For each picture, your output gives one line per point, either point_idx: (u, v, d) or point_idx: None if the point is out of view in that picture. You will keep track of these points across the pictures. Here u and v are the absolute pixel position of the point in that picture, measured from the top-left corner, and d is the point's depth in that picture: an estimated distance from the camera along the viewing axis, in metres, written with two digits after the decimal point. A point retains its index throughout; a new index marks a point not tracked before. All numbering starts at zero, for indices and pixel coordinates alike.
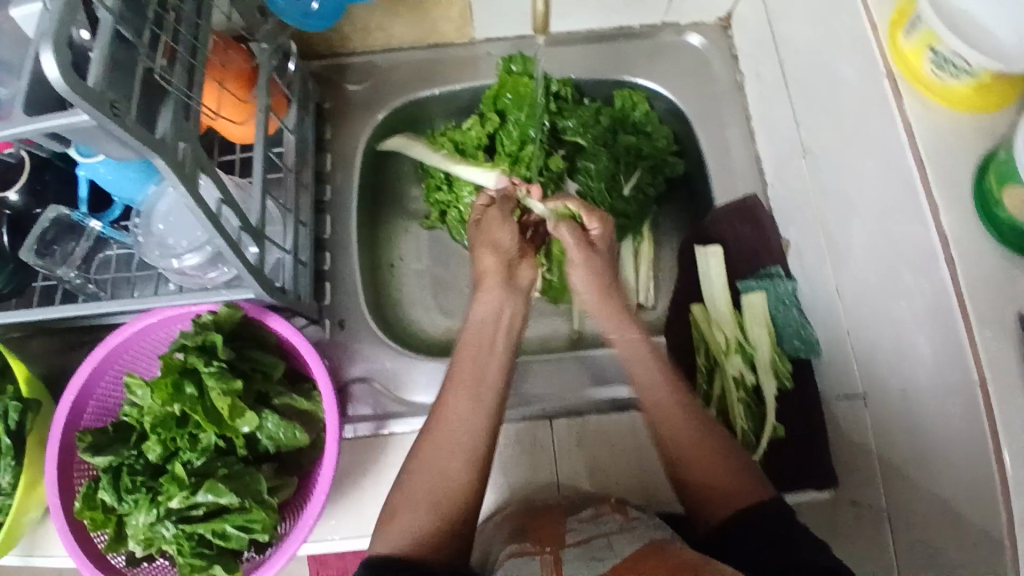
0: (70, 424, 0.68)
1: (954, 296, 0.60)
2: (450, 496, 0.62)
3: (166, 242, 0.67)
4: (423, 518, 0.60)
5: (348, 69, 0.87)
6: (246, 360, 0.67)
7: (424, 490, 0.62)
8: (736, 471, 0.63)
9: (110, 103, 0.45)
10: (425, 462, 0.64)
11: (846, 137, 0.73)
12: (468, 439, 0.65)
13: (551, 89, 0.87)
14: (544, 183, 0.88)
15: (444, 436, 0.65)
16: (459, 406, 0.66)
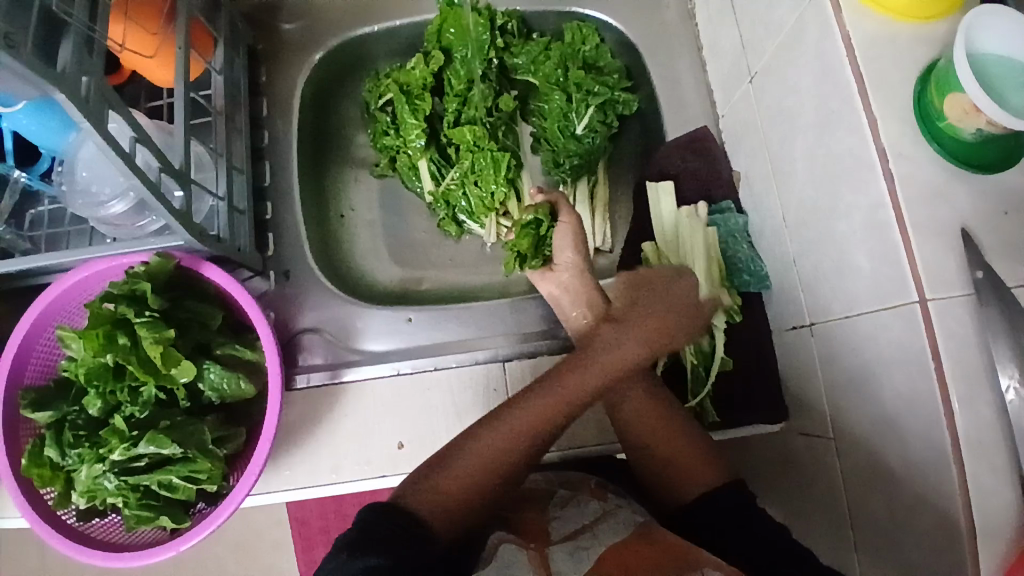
0: (13, 383, 0.67)
1: (891, 210, 0.52)
2: (510, 471, 0.60)
3: (90, 190, 0.64)
4: (483, 486, 0.59)
5: (280, 7, 0.83)
6: (183, 310, 0.65)
7: (494, 459, 0.60)
8: (710, 457, 0.64)
9: (3, 34, 0.43)
10: (514, 434, 0.60)
11: (782, 53, 0.65)
12: (559, 426, 0.62)
13: (500, 23, 0.85)
14: (494, 124, 0.86)
15: (544, 418, 0.61)
16: (586, 393, 0.63)
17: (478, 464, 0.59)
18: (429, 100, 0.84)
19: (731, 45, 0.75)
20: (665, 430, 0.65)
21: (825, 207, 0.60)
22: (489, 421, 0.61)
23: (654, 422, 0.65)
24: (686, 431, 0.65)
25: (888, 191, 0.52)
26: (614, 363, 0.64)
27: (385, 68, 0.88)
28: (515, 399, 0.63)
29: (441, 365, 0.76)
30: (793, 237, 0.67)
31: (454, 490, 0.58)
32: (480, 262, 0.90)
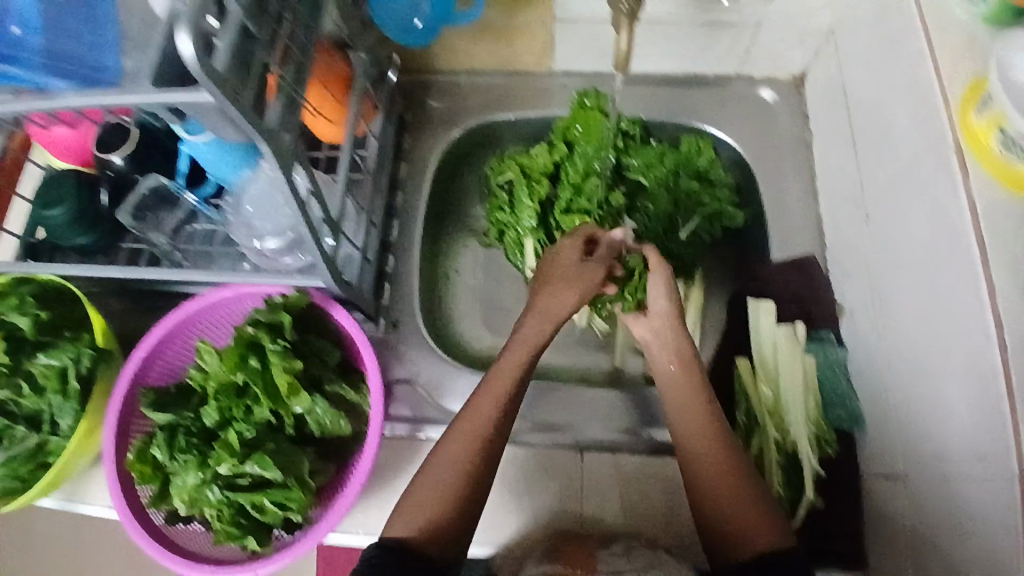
0: (137, 380, 0.73)
1: (1003, 381, 0.54)
2: (475, 469, 0.65)
3: (253, 224, 0.73)
4: (446, 500, 0.63)
5: (431, 86, 0.92)
6: (308, 345, 0.71)
7: (450, 475, 0.64)
8: (770, 519, 0.63)
9: (233, 90, 0.47)
10: (454, 450, 0.65)
11: (901, 199, 0.68)
12: (499, 422, 0.67)
13: (621, 126, 0.90)
14: (603, 217, 0.88)
15: (475, 432, 0.66)
16: (493, 401, 0.67)
17: (437, 479, 0.65)
18: (545, 185, 0.90)
19: (847, 184, 0.78)
20: (727, 481, 0.65)
21: (935, 363, 0.63)
22: (450, 430, 0.67)
23: (720, 466, 0.66)
24: (745, 483, 0.65)
25: (1001, 360, 0.54)
26: (519, 351, 0.71)
27: (510, 150, 0.95)
28: (450, 424, 0.68)
29: (521, 442, 0.78)
30: (895, 379, 0.69)
31: (424, 510, 0.63)
32: (566, 342, 0.95)
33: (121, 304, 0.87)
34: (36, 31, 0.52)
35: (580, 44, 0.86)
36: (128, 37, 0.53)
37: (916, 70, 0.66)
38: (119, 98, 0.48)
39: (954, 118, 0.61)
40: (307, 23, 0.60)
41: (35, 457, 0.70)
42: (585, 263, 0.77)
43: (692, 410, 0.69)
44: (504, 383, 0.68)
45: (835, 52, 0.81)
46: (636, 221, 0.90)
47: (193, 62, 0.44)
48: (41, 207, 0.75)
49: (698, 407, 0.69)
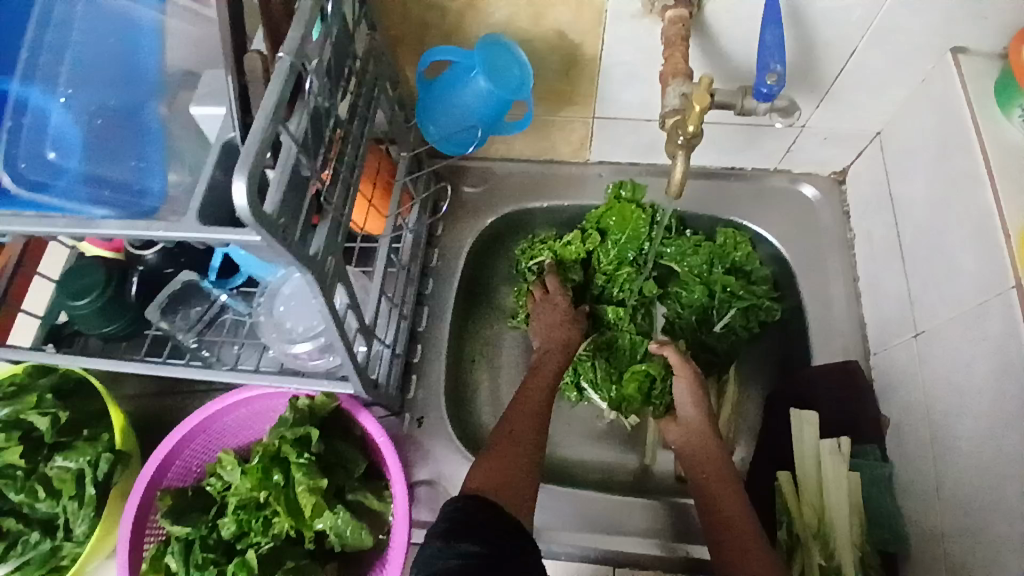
0: (153, 483, 0.70)
1: None
2: (535, 434, 0.69)
3: (285, 325, 0.71)
4: (519, 454, 0.65)
5: (466, 172, 0.91)
6: (332, 453, 0.69)
7: (517, 435, 0.67)
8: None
9: (283, 229, 0.47)
10: (519, 416, 0.70)
11: (951, 322, 0.66)
12: (548, 404, 0.73)
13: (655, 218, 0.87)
14: (635, 306, 0.89)
15: (533, 405, 0.72)
16: (544, 385, 0.75)
17: (505, 439, 0.67)
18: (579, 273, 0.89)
19: (896, 295, 0.76)
20: (740, 527, 0.66)
21: (990, 501, 0.59)
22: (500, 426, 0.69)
23: (736, 514, 0.67)
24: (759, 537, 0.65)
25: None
26: (552, 357, 0.80)
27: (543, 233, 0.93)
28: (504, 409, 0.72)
29: (549, 555, 0.76)
30: (948, 515, 0.65)
31: (499, 459, 0.64)
32: (593, 435, 0.91)
33: (141, 387, 0.85)
34: (75, 155, 0.50)
35: (618, 140, 0.85)
36: (177, 159, 0.54)
37: (974, 195, 0.64)
38: (171, 232, 0.47)
39: (1012, 249, 0.60)
40: (357, 139, 0.60)
41: (46, 563, 0.68)
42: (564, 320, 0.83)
43: (712, 466, 0.73)
44: (549, 375, 0.77)
45: (880, 152, 0.81)
46: (667, 307, 0.91)
47: (245, 211, 0.42)
48: (70, 296, 0.73)
49: (719, 462, 0.74)
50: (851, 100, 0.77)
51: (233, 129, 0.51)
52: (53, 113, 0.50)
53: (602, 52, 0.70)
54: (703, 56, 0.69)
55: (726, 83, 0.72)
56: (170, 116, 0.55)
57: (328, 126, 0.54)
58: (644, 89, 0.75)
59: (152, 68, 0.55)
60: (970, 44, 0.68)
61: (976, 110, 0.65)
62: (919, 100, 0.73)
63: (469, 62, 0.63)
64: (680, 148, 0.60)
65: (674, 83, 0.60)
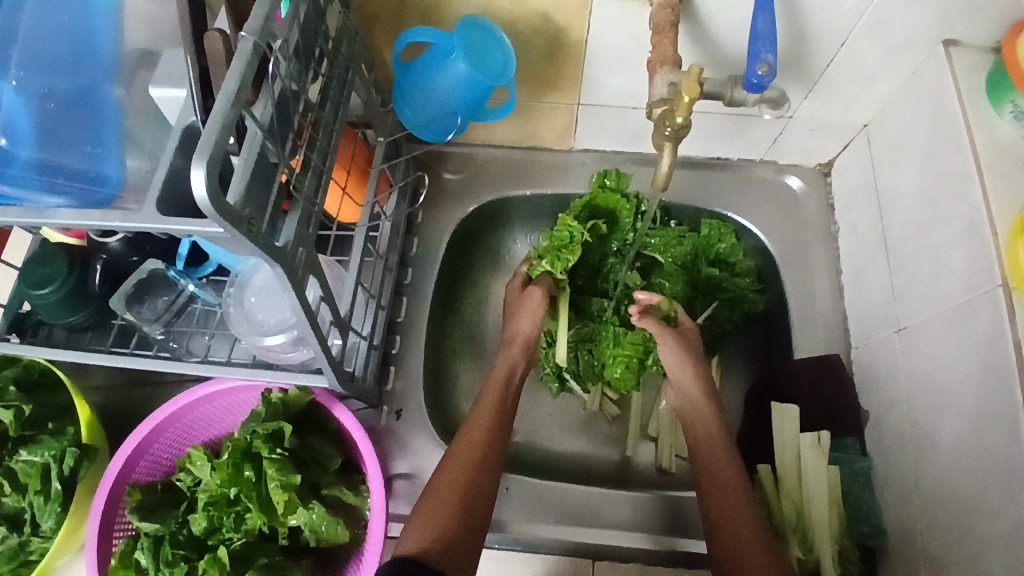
0: (121, 477, 0.68)
1: None
2: (474, 486, 0.65)
3: (255, 317, 0.69)
4: (453, 511, 0.63)
5: (447, 159, 0.89)
6: (307, 448, 0.67)
7: (453, 489, 0.64)
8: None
9: (248, 221, 0.45)
10: (456, 465, 0.66)
11: (934, 319, 0.66)
12: (492, 442, 0.69)
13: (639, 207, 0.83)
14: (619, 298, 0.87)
15: (472, 450, 0.68)
16: (486, 421, 0.71)
17: (442, 496, 0.64)
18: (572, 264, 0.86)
19: (879, 289, 0.76)
20: (744, 524, 0.64)
21: (969, 497, 0.59)
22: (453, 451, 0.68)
23: (739, 511, 0.65)
24: (760, 532, 0.64)
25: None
26: (495, 391, 0.74)
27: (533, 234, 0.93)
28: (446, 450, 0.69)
29: (528, 548, 0.77)
30: (925, 510, 0.65)
31: (433, 520, 0.62)
32: (576, 426, 0.90)
33: (109, 378, 0.82)
34: (25, 141, 0.48)
35: (603, 128, 0.83)
36: (135, 144, 0.51)
37: (965, 192, 0.63)
38: (128, 223, 0.45)
39: (1000, 248, 0.59)
40: (329, 125, 0.58)
41: (15, 558, 0.66)
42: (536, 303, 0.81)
43: (711, 454, 0.71)
44: (492, 409, 0.72)
45: (866, 144, 0.80)
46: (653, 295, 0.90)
47: (205, 201, 0.40)
48: (29, 286, 0.70)
49: (720, 451, 0.71)
50: (840, 91, 0.75)
51: (194, 113, 0.48)
52: (2, 96, 0.48)
53: (588, 36, 0.68)
54: (693, 44, 0.67)
55: (716, 73, 0.70)
56: (127, 98, 0.51)
57: (297, 110, 0.51)
58: (631, 76, 0.73)
59: (107, 44, 0.51)
60: (963, 36, 0.67)
61: (966, 107, 0.64)
62: (910, 92, 0.72)
63: (448, 45, 0.61)
64: (668, 139, 0.57)
65: (661, 71, 0.58)
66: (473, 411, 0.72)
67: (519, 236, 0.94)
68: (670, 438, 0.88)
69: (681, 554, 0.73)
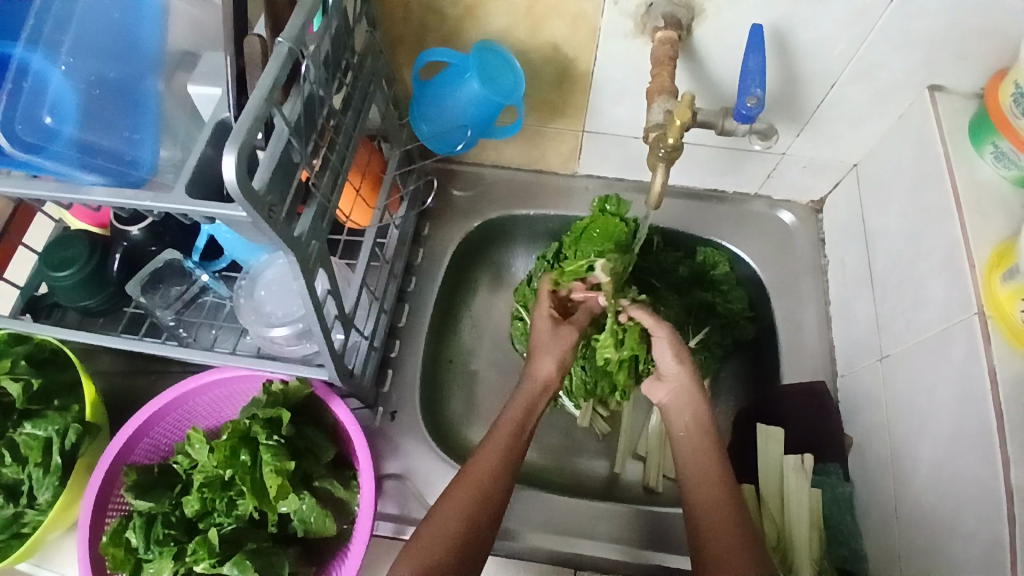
0: (121, 456, 0.70)
1: (1010, 556, 0.53)
2: (473, 528, 0.62)
3: (263, 309, 0.73)
4: (450, 549, 0.60)
5: (456, 176, 0.93)
6: (303, 439, 0.70)
7: (453, 526, 0.61)
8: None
9: (268, 207, 0.48)
10: (459, 502, 0.63)
11: (914, 348, 0.68)
12: (499, 481, 0.65)
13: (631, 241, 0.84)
14: None
15: (479, 487, 0.64)
16: (497, 456, 0.67)
17: (441, 529, 0.61)
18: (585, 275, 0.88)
19: (864, 320, 0.79)
20: (728, 531, 0.64)
21: (944, 521, 0.61)
22: (460, 481, 0.65)
23: (721, 520, 0.65)
24: (744, 537, 0.64)
25: (1009, 533, 0.53)
26: (514, 419, 0.71)
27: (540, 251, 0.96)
28: (450, 483, 0.66)
29: (511, 555, 0.76)
30: (904, 535, 0.66)
31: (427, 554, 0.59)
32: (566, 442, 0.92)
33: (116, 364, 0.85)
34: (69, 120, 0.52)
35: (606, 155, 0.88)
36: (170, 133, 0.57)
37: (944, 228, 0.66)
38: (157, 202, 0.50)
39: (977, 280, 0.62)
40: (349, 131, 0.63)
41: (9, 528, 0.68)
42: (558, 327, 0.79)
43: (701, 464, 0.70)
44: (506, 444, 0.68)
45: (855, 184, 0.84)
46: None
47: (234, 184, 0.44)
48: (50, 269, 0.74)
49: (707, 460, 0.70)
50: (829, 132, 0.80)
51: (228, 110, 0.54)
52: (52, 77, 0.52)
53: (594, 67, 0.73)
54: (691, 78, 0.72)
55: (708, 104, 0.75)
56: (167, 92, 0.57)
57: (321, 114, 0.56)
58: (633, 106, 0.78)
59: (150, 42, 0.57)
60: (947, 83, 0.71)
61: (948, 150, 0.68)
62: (896, 135, 0.76)
63: (464, 65, 0.66)
64: (661, 160, 0.62)
65: (659, 99, 0.62)
66: (486, 439, 0.69)
67: (520, 255, 0.98)
68: (658, 458, 0.89)
69: (662, 569, 0.74)
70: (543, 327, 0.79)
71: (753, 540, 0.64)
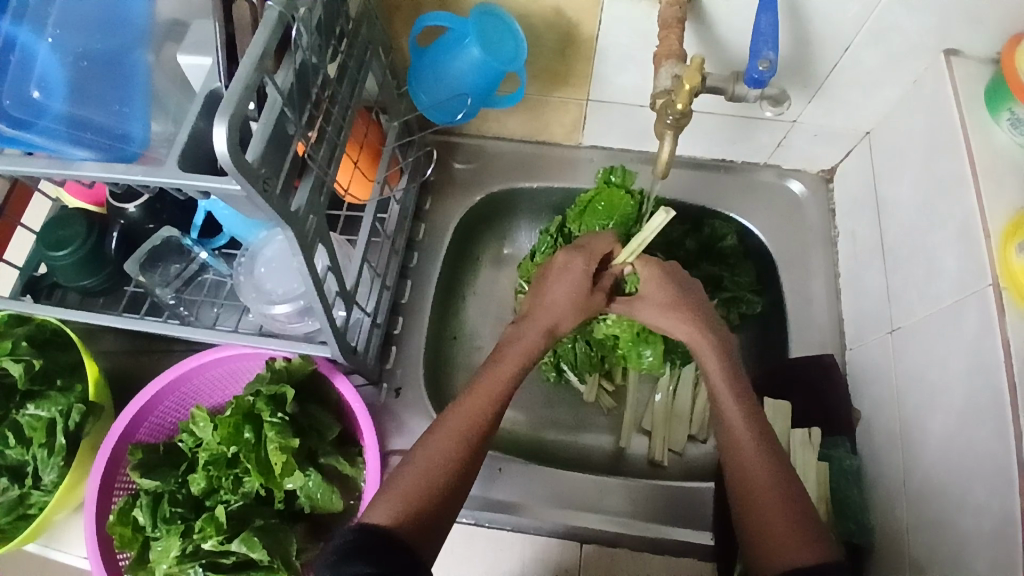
0: (126, 436, 0.70)
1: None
2: (457, 473, 0.60)
3: (264, 286, 0.72)
4: (432, 493, 0.58)
5: (457, 149, 0.91)
6: (308, 416, 0.69)
7: (435, 470, 0.59)
8: (809, 529, 0.57)
9: (263, 180, 0.47)
10: (442, 442, 0.60)
11: (925, 321, 0.67)
12: (487, 427, 0.63)
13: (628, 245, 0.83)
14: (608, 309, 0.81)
15: (463, 429, 0.61)
16: (487, 401, 0.64)
17: (422, 470, 0.59)
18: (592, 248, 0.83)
19: (875, 293, 0.77)
20: (761, 468, 0.62)
21: (953, 492, 0.60)
22: (442, 421, 0.62)
23: (752, 456, 0.62)
24: (781, 474, 0.61)
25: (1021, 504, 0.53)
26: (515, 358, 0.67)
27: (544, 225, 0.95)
28: (432, 427, 0.63)
29: (517, 528, 0.76)
30: (913, 506, 0.66)
31: (407, 498, 0.57)
32: (572, 418, 0.91)
33: (118, 344, 0.85)
34: (58, 95, 0.51)
35: (612, 124, 0.85)
36: (159, 107, 0.55)
37: (958, 197, 0.64)
38: (150, 177, 0.48)
39: (992, 250, 0.60)
40: (345, 102, 0.61)
41: (14, 510, 0.69)
42: (593, 294, 0.73)
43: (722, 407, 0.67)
44: (497, 388, 0.65)
45: (868, 151, 0.82)
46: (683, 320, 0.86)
47: (226, 157, 0.42)
48: (48, 247, 0.73)
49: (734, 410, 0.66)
50: (842, 98, 0.77)
51: (219, 80, 0.52)
52: (38, 50, 0.51)
53: (598, 31, 0.70)
54: (698, 41, 0.69)
55: (718, 68, 0.72)
56: (156, 63, 0.55)
57: (314, 83, 0.54)
58: (639, 73, 0.75)
59: (139, 13, 0.54)
60: (963, 47, 0.68)
61: (964, 115, 0.66)
62: (911, 101, 0.73)
63: (463, 30, 0.63)
64: (669, 128, 0.60)
65: (666, 64, 0.60)
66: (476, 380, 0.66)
67: (523, 230, 0.96)
68: (665, 432, 0.88)
69: (665, 541, 0.74)
70: (573, 275, 0.72)
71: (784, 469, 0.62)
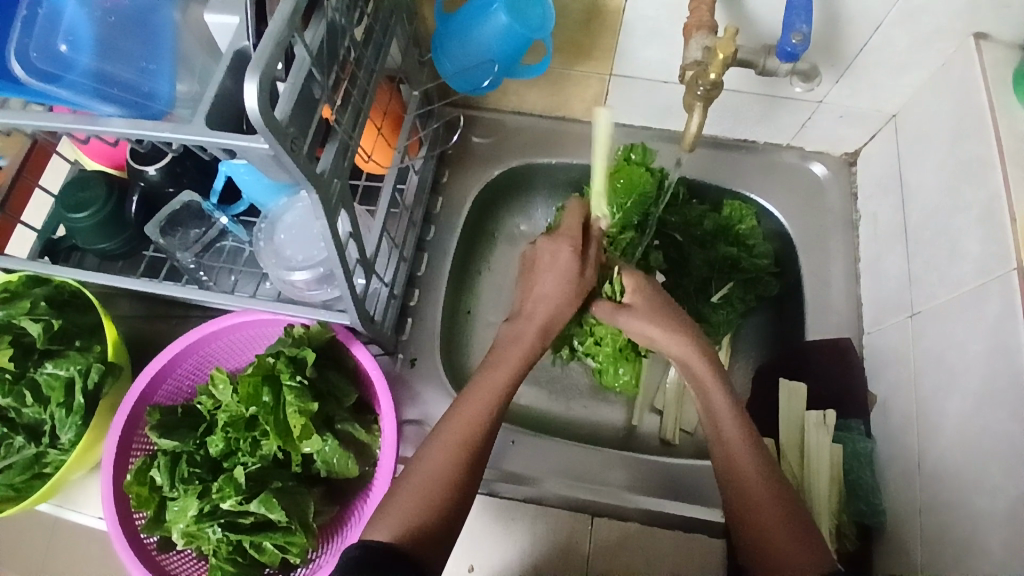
0: (144, 398, 0.71)
1: None
2: (460, 483, 0.59)
3: (284, 253, 0.72)
4: (435, 507, 0.57)
5: (476, 122, 0.91)
6: (326, 383, 0.69)
7: (434, 482, 0.58)
8: (811, 538, 0.58)
9: (291, 139, 0.47)
10: (438, 455, 0.59)
11: (945, 305, 0.67)
12: (483, 438, 0.61)
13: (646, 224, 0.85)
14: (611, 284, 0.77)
15: (459, 437, 0.60)
16: (482, 409, 0.62)
17: (421, 485, 0.58)
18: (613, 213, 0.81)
19: (895, 276, 0.77)
20: (744, 459, 0.63)
21: (968, 475, 0.60)
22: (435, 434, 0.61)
23: (738, 451, 0.63)
24: (774, 481, 0.62)
25: None
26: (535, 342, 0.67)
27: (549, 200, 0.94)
28: (428, 437, 0.62)
29: (530, 500, 0.77)
30: (926, 489, 0.66)
31: (408, 514, 0.56)
32: (584, 394, 0.91)
33: (135, 309, 0.85)
34: (86, 49, 0.50)
35: (634, 100, 0.84)
36: (186, 68, 0.55)
37: (985, 181, 0.63)
38: (176, 134, 0.48)
39: (1016, 234, 0.59)
40: (370, 66, 0.60)
41: (30, 469, 0.69)
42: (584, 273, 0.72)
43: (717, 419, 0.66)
44: (493, 395, 0.63)
45: (893, 134, 0.81)
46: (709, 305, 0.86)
47: (256, 115, 0.42)
48: (68, 210, 0.73)
49: (726, 420, 0.65)
50: (870, 79, 0.76)
51: (246, 38, 0.51)
52: (65, 5, 0.51)
53: (625, 4, 0.69)
54: (728, 13, 0.68)
55: (746, 41, 0.71)
56: (183, 22, 0.54)
57: (342, 45, 0.54)
58: (665, 48, 0.74)
59: None
60: (993, 31, 0.67)
61: (993, 99, 0.65)
62: (938, 85, 0.72)
63: None
64: (698, 99, 0.59)
65: (697, 36, 0.59)
66: (471, 386, 0.64)
67: (539, 205, 0.95)
68: (676, 412, 0.89)
69: (675, 517, 0.74)
70: (561, 264, 0.71)
71: (764, 457, 0.63)
